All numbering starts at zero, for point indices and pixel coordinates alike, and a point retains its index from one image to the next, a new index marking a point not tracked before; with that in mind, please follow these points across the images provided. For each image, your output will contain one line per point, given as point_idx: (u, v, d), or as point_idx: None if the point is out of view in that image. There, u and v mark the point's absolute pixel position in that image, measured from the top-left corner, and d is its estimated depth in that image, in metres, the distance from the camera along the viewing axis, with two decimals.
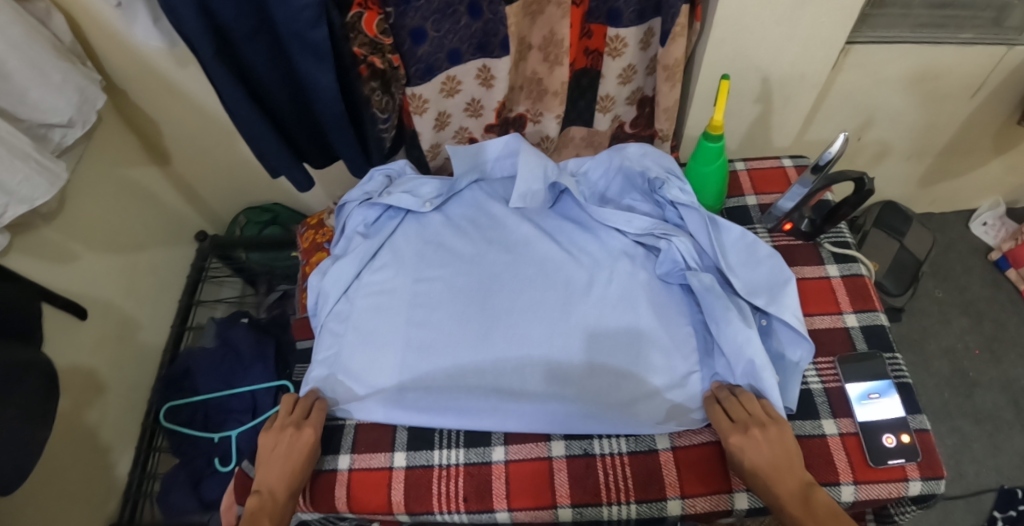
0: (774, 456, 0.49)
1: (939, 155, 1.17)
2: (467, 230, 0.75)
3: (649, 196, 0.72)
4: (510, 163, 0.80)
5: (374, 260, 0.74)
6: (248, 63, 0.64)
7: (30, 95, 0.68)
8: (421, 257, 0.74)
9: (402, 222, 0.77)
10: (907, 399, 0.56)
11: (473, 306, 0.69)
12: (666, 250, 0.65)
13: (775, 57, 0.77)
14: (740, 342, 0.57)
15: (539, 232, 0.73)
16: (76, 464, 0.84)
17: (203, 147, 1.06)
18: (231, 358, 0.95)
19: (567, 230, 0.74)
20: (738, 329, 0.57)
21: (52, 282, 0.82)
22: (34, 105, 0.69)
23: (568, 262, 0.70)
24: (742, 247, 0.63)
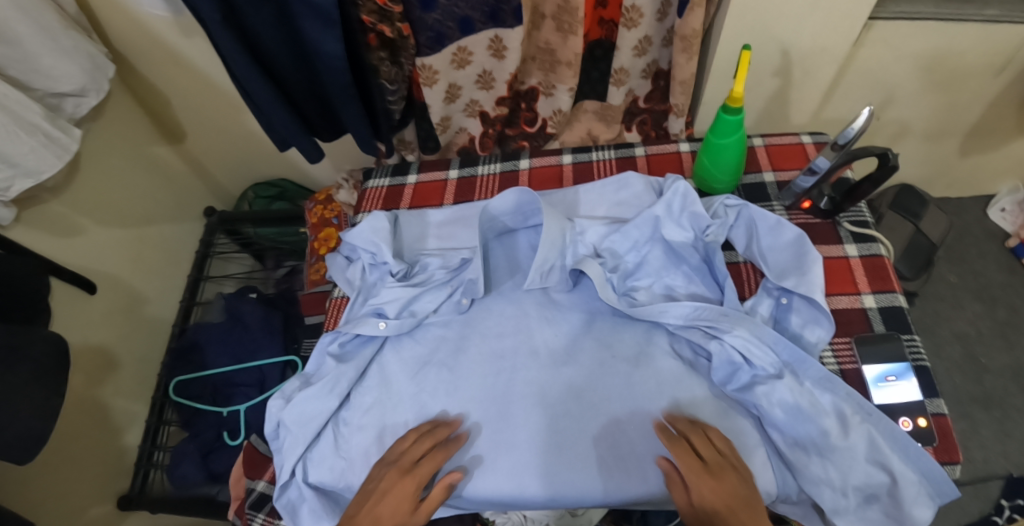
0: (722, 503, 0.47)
1: (960, 137, 1.13)
2: (471, 331, 0.63)
3: (692, 276, 0.62)
4: (527, 213, 0.66)
5: (360, 385, 0.61)
6: (255, 30, 0.63)
7: (42, 62, 0.69)
8: (418, 380, 0.61)
9: (380, 349, 0.63)
10: (925, 383, 0.54)
11: (498, 462, 0.56)
12: (720, 352, 0.54)
13: (796, 29, 0.74)
14: (849, 456, 0.48)
15: (561, 336, 0.62)
16: (86, 435, 0.85)
17: (211, 120, 1.04)
18: (238, 331, 0.94)
19: (601, 329, 0.61)
20: (839, 444, 0.49)
21: (61, 256, 0.83)
22: (48, 72, 0.70)
23: (608, 383, 0.58)
24: (805, 372, 0.52)
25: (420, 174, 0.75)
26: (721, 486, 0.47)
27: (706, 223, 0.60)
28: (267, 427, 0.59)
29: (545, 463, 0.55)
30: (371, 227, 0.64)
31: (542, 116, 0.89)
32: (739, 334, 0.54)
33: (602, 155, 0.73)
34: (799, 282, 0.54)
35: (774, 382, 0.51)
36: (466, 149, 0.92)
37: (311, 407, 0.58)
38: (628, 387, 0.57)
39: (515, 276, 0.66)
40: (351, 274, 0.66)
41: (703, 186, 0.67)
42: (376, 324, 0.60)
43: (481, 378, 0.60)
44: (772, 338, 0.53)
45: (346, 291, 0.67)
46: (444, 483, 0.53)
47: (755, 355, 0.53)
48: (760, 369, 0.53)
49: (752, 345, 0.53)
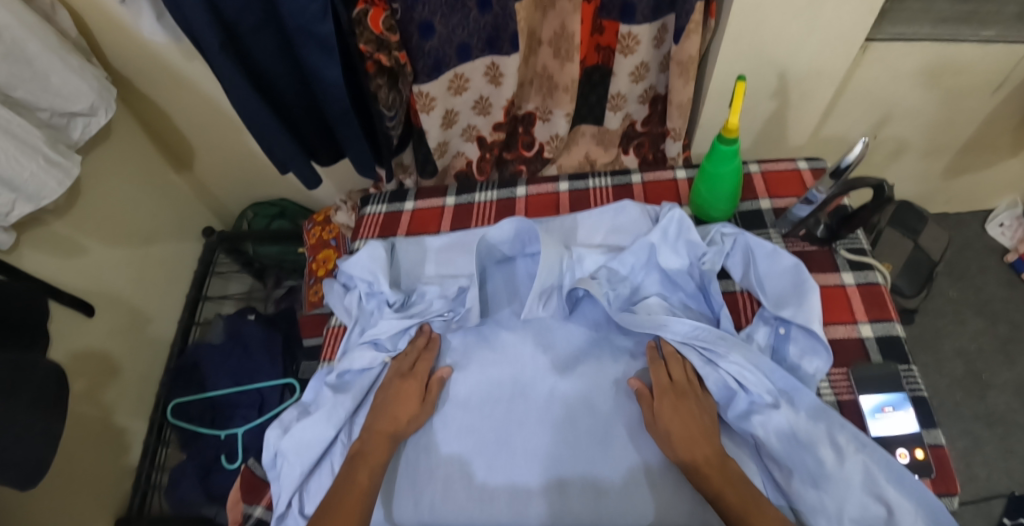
0: (686, 428, 0.51)
1: (958, 154, 1.14)
2: (469, 359, 0.63)
3: (690, 305, 0.61)
4: (522, 244, 0.66)
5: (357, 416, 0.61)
6: (256, 57, 0.63)
7: (52, 80, 0.70)
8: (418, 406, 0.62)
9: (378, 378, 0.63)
10: (922, 413, 0.54)
11: (498, 494, 0.55)
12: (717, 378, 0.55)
13: (791, 53, 0.75)
14: (846, 484, 0.48)
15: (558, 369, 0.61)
16: (85, 457, 0.84)
17: (213, 140, 1.05)
18: (239, 353, 0.93)
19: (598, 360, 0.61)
20: (835, 471, 0.48)
21: (63, 276, 0.83)
22: (57, 91, 0.71)
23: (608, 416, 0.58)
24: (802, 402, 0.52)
25: (418, 200, 0.76)
26: (677, 406, 0.53)
27: (702, 250, 0.60)
28: (265, 457, 0.58)
29: (553, 485, 0.55)
30: (369, 255, 0.64)
31: (539, 140, 0.89)
32: (734, 359, 0.54)
33: (598, 182, 0.74)
34: (796, 312, 0.54)
35: (770, 411, 0.52)
36: (463, 173, 0.91)
37: (309, 436, 0.58)
38: (625, 412, 0.58)
39: (513, 302, 0.66)
40: (348, 302, 0.66)
41: (700, 214, 0.67)
42: (369, 353, 0.62)
43: (477, 406, 0.60)
44: (769, 366, 0.53)
45: (344, 319, 0.67)
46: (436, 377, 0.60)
47: (750, 381, 0.53)
48: (757, 397, 0.53)
49: (750, 371, 0.53)
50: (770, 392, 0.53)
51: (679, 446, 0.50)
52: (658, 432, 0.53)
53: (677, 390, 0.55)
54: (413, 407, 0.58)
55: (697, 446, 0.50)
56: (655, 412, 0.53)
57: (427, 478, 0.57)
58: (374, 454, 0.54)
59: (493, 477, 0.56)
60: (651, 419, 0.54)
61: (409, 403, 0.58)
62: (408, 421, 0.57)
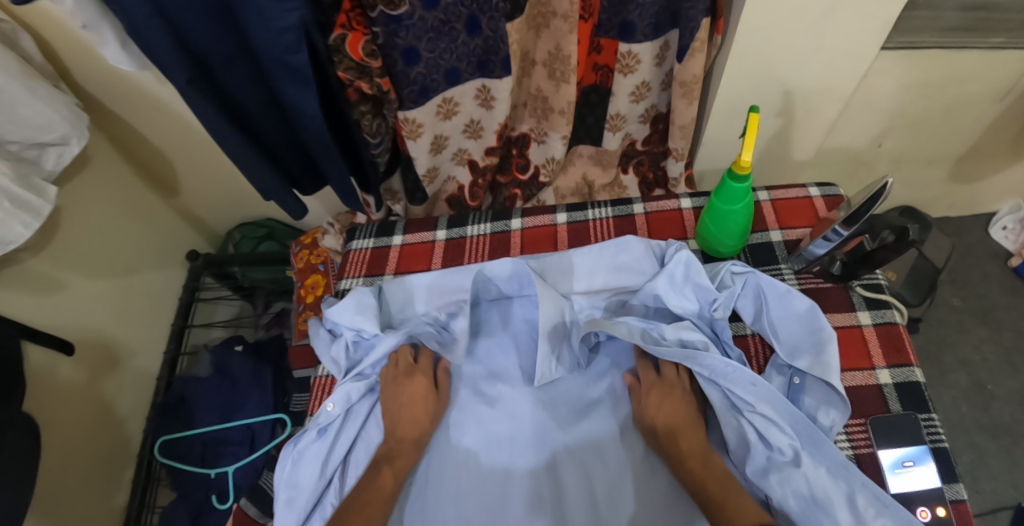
0: (674, 419, 0.54)
1: (962, 160, 1.11)
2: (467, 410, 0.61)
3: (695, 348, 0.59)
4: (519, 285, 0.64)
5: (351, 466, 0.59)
6: (230, 90, 0.59)
7: (21, 111, 0.65)
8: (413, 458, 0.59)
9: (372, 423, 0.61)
10: (943, 466, 0.52)
11: None
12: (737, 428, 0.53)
13: (798, 71, 0.71)
14: None
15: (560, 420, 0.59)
16: (70, 505, 0.81)
17: (193, 161, 1.00)
18: (226, 389, 0.90)
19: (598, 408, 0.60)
20: None
21: (38, 316, 0.78)
22: (26, 122, 0.66)
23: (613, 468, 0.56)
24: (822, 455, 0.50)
25: (407, 234, 0.72)
26: (666, 396, 0.56)
27: (713, 296, 0.57)
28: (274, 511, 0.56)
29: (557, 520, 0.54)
30: (358, 304, 0.60)
31: (535, 163, 0.85)
32: (762, 411, 0.52)
33: (599, 213, 0.70)
34: (813, 364, 0.52)
35: (790, 470, 0.50)
36: (456, 198, 0.88)
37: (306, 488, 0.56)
38: (630, 462, 0.56)
39: (516, 345, 0.64)
40: (335, 353, 0.62)
41: (708, 248, 0.64)
42: (360, 386, 0.60)
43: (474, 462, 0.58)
44: (792, 418, 0.51)
45: (332, 369, 0.62)
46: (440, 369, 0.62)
47: (773, 434, 0.51)
48: (776, 452, 0.51)
49: (774, 422, 0.52)
50: (790, 446, 0.51)
51: (667, 439, 0.53)
52: (646, 419, 0.55)
53: (667, 384, 0.57)
54: (426, 407, 0.58)
55: (683, 435, 0.53)
56: (642, 398, 0.56)
57: None
58: (399, 456, 0.56)
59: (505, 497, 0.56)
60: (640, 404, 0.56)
61: (422, 402, 0.58)
62: (426, 420, 0.58)
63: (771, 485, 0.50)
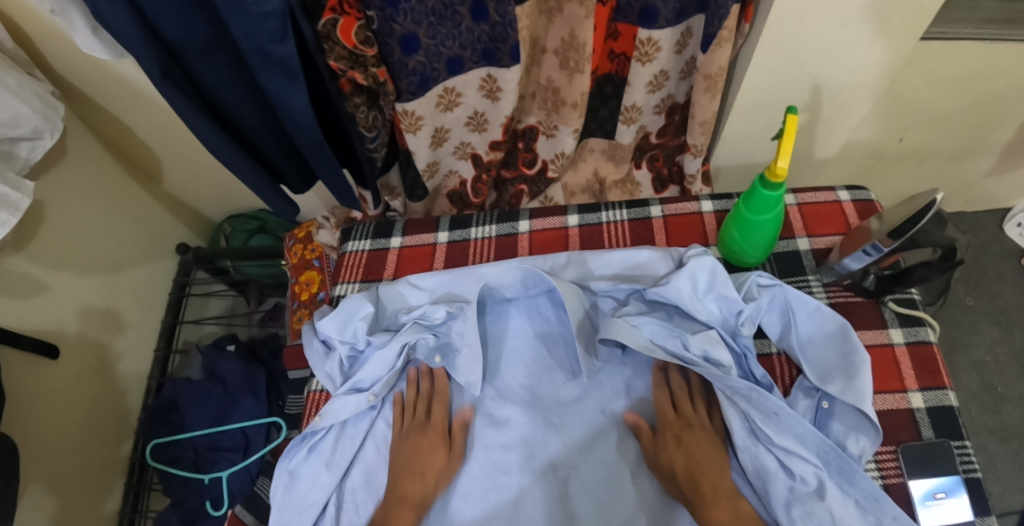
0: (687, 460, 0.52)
1: (984, 157, 1.05)
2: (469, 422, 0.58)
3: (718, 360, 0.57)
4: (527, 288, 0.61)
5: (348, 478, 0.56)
6: (212, 84, 0.54)
7: None
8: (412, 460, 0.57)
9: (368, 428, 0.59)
10: (976, 498, 0.50)
11: None
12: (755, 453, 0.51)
13: (830, 64, 0.66)
14: None
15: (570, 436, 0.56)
16: (61, 509, 0.79)
17: (178, 149, 0.94)
18: (218, 394, 0.86)
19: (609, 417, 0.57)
20: None
21: (17, 320, 0.74)
22: None
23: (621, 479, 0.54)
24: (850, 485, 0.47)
25: (406, 236, 0.67)
26: (683, 447, 0.52)
27: (739, 307, 0.54)
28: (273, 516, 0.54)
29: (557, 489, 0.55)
30: (358, 310, 0.57)
31: (542, 157, 0.80)
32: (784, 439, 0.49)
33: (613, 216, 0.65)
34: (845, 388, 0.49)
35: (814, 503, 0.47)
36: (457, 193, 0.83)
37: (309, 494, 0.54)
38: (638, 488, 0.54)
39: (525, 366, 0.60)
40: (329, 368, 0.57)
41: (730, 257, 0.59)
42: (352, 403, 0.55)
43: (479, 476, 0.56)
44: (818, 445, 0.49)
45: (327, 385, 0.58)
46: (458, 422, 0.57)
47: (795, 462, 0.49)
48: (798, 482, 0.49)
49: (798, 450, 0.49)
50: (815, 475, 0.48)
51: (686, 484, 0.51)
52: (661, 470, 0.53)
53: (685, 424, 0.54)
54: (441, 459, 0.55)
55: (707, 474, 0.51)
56: (658, 447, 0.53)
57: None
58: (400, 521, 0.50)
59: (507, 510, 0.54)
60: (652, 457, 0.53)
61: (432, 451, 0.55)
62: (435, 479, 0.54)
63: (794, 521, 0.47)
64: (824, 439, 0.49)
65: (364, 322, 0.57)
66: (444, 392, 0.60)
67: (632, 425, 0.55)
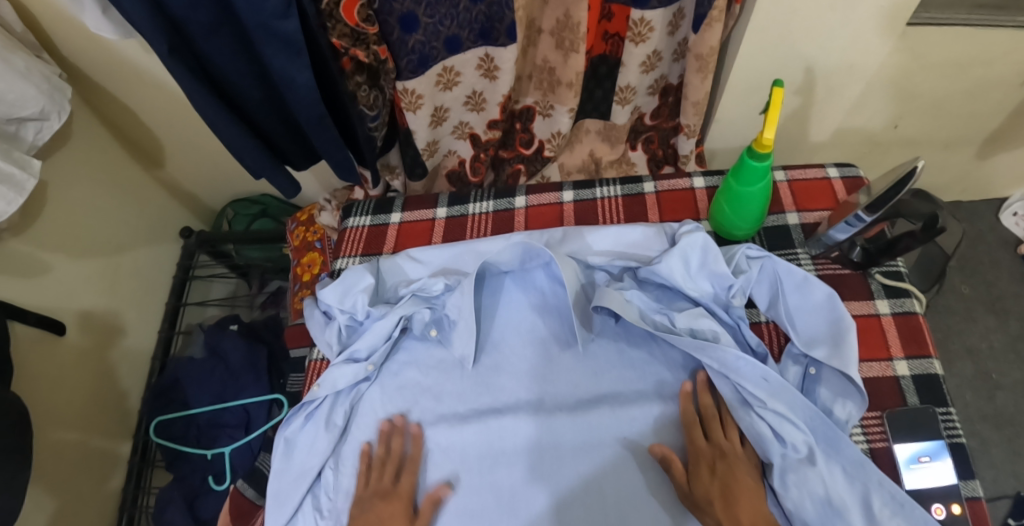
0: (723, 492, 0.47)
1: (980, 145, 1.06)
2: (460, 392, 0.58)
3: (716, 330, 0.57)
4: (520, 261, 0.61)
5: (343, 447, 0.57)
6: (215, 63, 0.55)
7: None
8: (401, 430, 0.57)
9: (360, 396, 0.59)
10: (960, 462, 0.51)
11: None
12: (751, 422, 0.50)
13: (821, 46, 0.67)
14: None
15: (564, 405, 0.56)
16: (67, 483, 0.81)
17: (182, 135, 0.96)
18: (220, 373, 0.88)
19: (606, 387, 0.57)
20: None
21: (24, 297, 0.76)
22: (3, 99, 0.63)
23: (615, 450, 0.53)
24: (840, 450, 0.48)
25: (405, 212, 0.68)
26: (718, 479, 0.48)
27: (729, 282, 0.55)
28: (272, 480, 0.56)
29: (548, 472, 0.53)
30: (356, 279, 0.59)
31: (539, 137, 0.81)
32: (774, 407, 0.50)
33: (608, 192, 0.67)
34: (831, 354, 0.50)
35: (806, 470, 0.48)
36: (456, 173, 0.84)
37: (310, 449, 0.56)
38: (629, 456, 0.53)
39: (522, 339, 0.60)
40: (328, 336, 0.59)
41: (721, 231, 0.61)
42: (348, 371, 0.56)
43: (471, 442, 0.55)
44: (809, 412, 0.49)
45: (325, 353, 0.60)
46: (428, 498, 0.52)
47: (787, 430, 0.49)
48: (790, 450, 0.49)
49: (788, 417, 0.49)
50: (806, 443, 0.49)
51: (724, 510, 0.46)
52: (698, 507, 0.47)
53: (716, 454, 0.50)
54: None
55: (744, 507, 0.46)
56: (691, 481, 0.49)
57: None
58: None
59: (496, 479, 0.54)
60: (688, 493, 0.49)
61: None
62: None
63: (786, 486, 0.48)
64: (812, 406, 0.50)
65: (362, 293, 0.58)
66: (414, 455, 0.55)
67: (661, 459, 0.51)
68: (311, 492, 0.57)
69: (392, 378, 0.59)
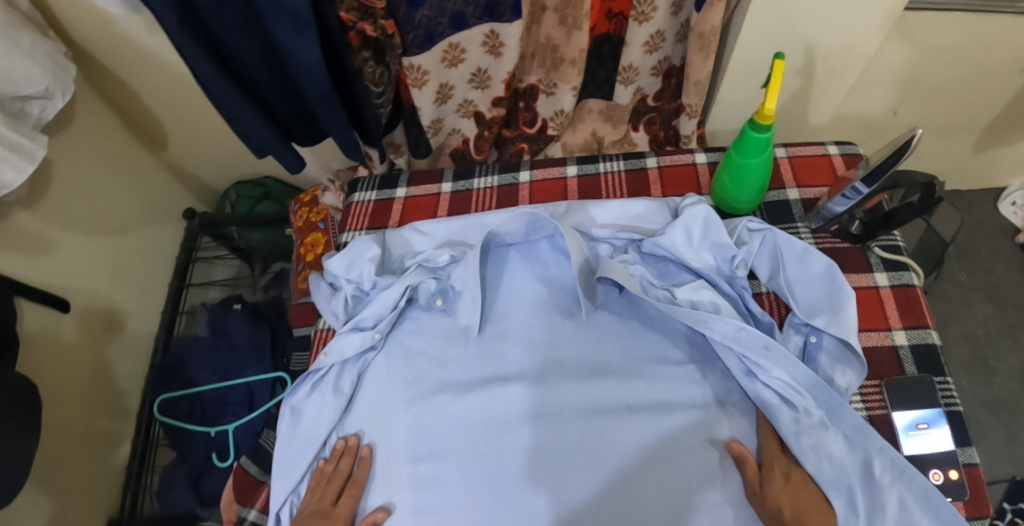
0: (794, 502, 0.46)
1: (978, 133, 1.07)
2: (467, 361, 0.59)
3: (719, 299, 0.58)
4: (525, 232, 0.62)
5: (349, 415, 0.58)
6: (223, 36, 0.55)
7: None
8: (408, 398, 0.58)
9: (367, 365, 0.59)
10: (958, 431, 0.52)
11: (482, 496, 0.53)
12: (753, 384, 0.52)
13: (823, 27, 0.67)
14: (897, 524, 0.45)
15: (568, 373, 0.57)
16: (72, 460, 0.81)
17: (186, 117, 0.96)
18: (224, 350, 0.88)
19: (610, 356, 0.58)
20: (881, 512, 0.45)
21: (29, 275, 0.76)
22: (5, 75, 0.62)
23: (620, 417, 0.54)
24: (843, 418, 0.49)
25: (411, 186, 0.69)
26: (792, 485, 0.47)
27: (732, 253, 0.55)
28: (278, 446, 0.57)
29: (551, 440, 0.54)
30: (364, 250, 0.59)
31: (542, 116, 0.82)
32: (778, 375, 0.50)
33: (610, 166, 0.68)
34: (831, 322, 0.51)
35: (820, 433, 0.49)
36: (459, 151, 0.85)
37: (319, 414, 0.57)
38: (632, 421, 0.54)
39: (528, 309, 0.61)
40: (335, 306, 0.60)
41: (722, 205, 0.62)
42: (355, 338, 0.57)
43: (476, 408, 0.56)
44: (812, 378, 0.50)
45: (332, 323, 0.61)
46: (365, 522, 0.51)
47: (794, 397, 0.50)
48: (802, 415, 0.50)
49: (791, 383, 0.50)
50: (810, 409, 0.50)
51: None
52: (767, 510, 0.46)
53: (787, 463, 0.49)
54: None
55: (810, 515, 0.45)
56: (763, 485, 0.48)
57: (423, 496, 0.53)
58: None
59: (501, 444, 0.55)
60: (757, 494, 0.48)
61: None
62: None
63: (804, 450, 0.48)
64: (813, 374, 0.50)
65: (369, 263, 0.59)
66: (359, 477, 0.54)
67: (737, 456, 0.50)
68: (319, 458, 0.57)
69: (398, 348, 0.60)
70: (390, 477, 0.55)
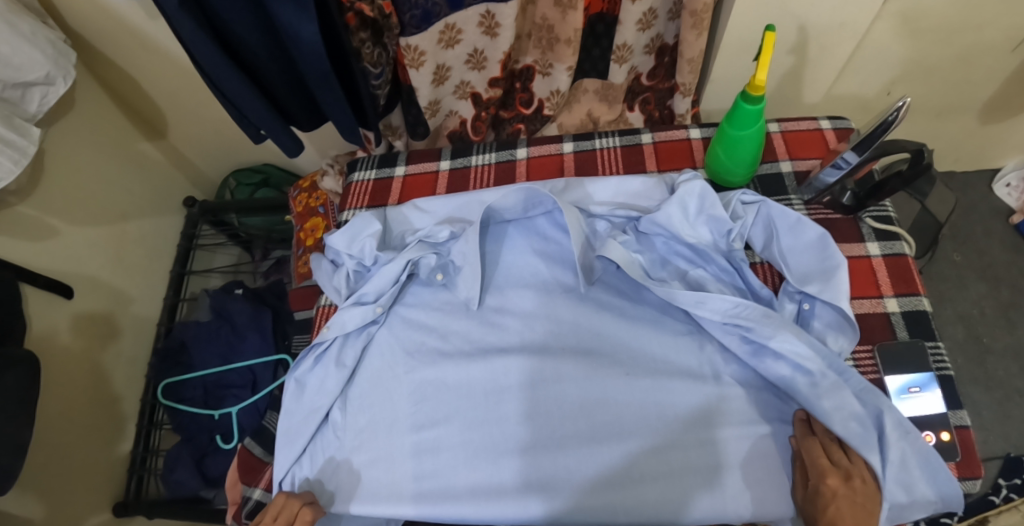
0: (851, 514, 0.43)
1: (971, 113, 1.07)
2: (469, 334, 0.60)
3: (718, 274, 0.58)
4: (522, 209, 0.63)
5: (351, 389, 0.59)
6: (221, 16, 0.56)
7: (3, 50, 0.61)
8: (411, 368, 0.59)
9: (369, 338, 0.60)
10: (949, 394, 0.53)
11: (483, 462, 0.54)
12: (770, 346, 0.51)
13: (814, 4, 0.68)
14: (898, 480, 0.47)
15: (568, 344, 0.58)
16: (76, 445, 0.82)
17: (184, 105, 0.97)
18: (226, 332, 0.89)
19: (609, 326, 0.59)
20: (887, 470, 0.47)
21: (30, 261, 0.77)
22: (9, 61, 0.62)
23: (620, 385, 0.55)
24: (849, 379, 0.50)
25: (409, 165, 0.70)
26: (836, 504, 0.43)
27: (728, 226, 0.56)
28: (282, 418, 0.58)
29: (547, 408, 0.55)
30: (365, 225, 0.61)
31: (539, 96, 0.83)
32: (783, 339, 0.50)
33: (606, 143, 0.69)
34: (824, 288, 0.52)
35: (840, 394, 0.49)
36: (457, 133, 0.87)
37: (321, 385, 0.59)
38: (632, 387, 0.55)
39: (527, 282, 0.62)
40: (337, 282, 0.61)
41: (716, 177, 0.63)
42: (356, 314, 0.58)
43: (477, 376, 0.58)
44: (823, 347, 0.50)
45: (333, 299, 0.62)
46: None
47: (805, 359, 0.50)
48: (817, 378, 0.50)
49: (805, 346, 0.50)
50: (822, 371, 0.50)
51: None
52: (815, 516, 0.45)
53: (842, 475, 0.46)
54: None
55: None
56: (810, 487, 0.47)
57: (429, 465, 0.55)
58: None
59: (501, 412, 0.56)
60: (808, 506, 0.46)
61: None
62: None
63: (828, 413, 0.49)
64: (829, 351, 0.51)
65: (369, 238, 0.60)
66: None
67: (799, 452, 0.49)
68: (321, 429, 0.59)
69: (401, 321, 0.61)
70: (393, 446, 0.56)
